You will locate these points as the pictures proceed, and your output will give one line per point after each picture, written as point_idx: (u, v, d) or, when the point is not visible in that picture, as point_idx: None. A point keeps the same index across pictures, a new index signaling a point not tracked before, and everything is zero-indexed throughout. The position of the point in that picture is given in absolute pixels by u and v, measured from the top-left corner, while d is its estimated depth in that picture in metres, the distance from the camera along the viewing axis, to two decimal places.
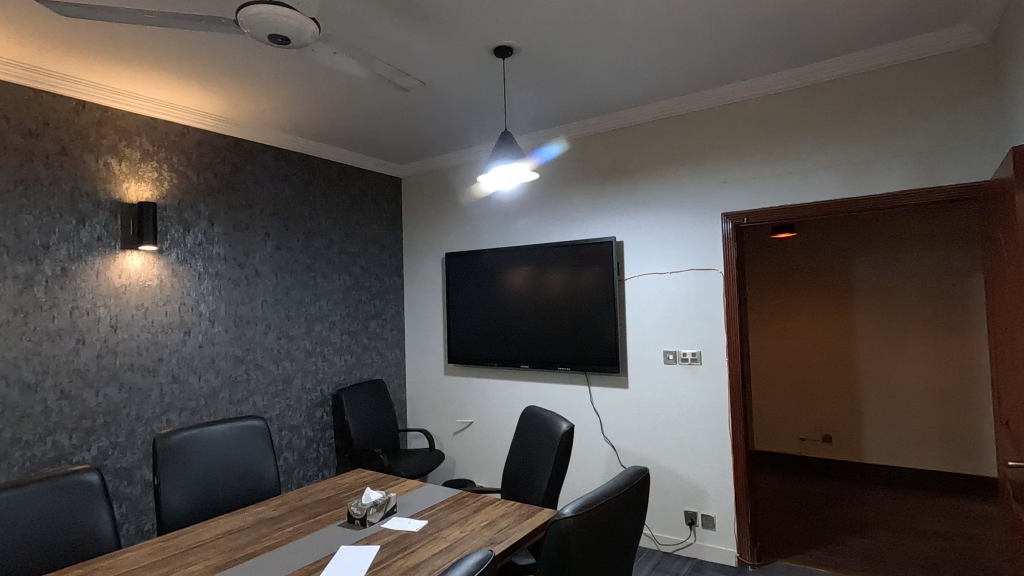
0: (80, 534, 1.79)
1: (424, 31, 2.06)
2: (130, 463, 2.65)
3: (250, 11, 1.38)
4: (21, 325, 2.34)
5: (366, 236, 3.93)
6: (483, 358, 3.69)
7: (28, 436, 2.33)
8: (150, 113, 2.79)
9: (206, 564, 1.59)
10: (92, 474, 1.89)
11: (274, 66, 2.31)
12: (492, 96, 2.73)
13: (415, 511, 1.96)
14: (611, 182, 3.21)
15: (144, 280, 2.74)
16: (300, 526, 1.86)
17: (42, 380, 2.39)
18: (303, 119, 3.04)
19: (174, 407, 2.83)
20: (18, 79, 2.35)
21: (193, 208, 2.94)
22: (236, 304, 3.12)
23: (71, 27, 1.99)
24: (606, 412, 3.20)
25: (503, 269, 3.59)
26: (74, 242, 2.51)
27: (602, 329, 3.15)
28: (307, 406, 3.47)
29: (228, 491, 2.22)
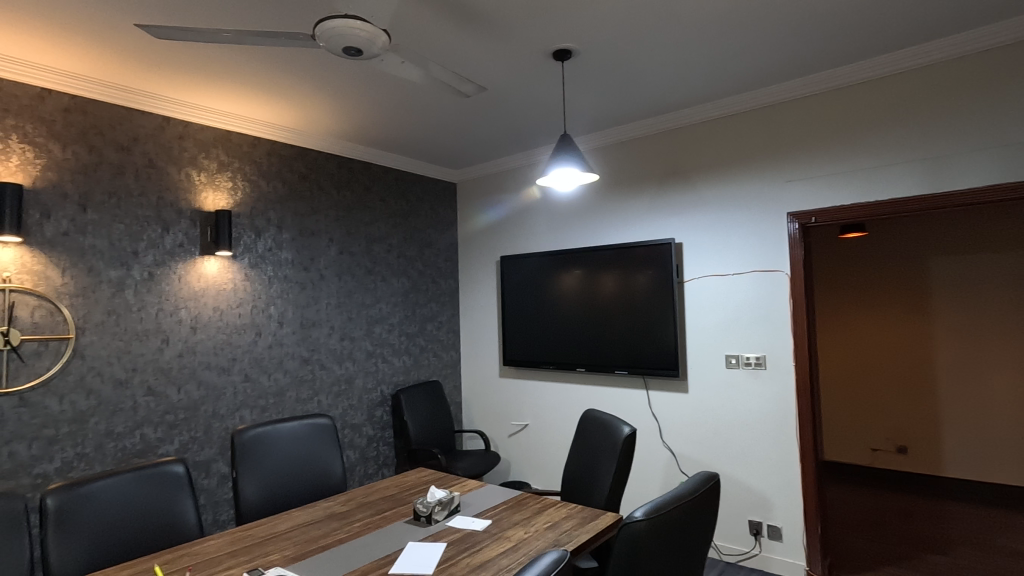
0: (169, 521, 1.91)
1: (484, 38, 2.10)
2: (208, 457, 2.81)
3: (326, 26, 1.45)
4: (114, 325, 2.53)
5: (423, 240, 4.02)
6: (538, 360, 3.69)
7: (119, 429, 2.51)
8: (226, 126, 2.96)
9: (283, 554, 1.67)
10: (176, 466, 2.01)
11: (341, 76, 2.40)
12: (550, 99, 2.74)
13: (478, 511, 1.99)
14: (669, 183, 3.16)
15: (220, 284, 2.90)
16: (368, 521, 1.92)
17: (131, 377, 2.57)
18: (365, 127, 3.14)
19: (246, 405, 2.97)
20: (111, 97, 2.54)
21: (264, 215, 3.09)
22: (302, 307, 3.26)
23: (159, 48, 2.13)
24: (665, 417, 3.14)
25: (558, 271, 3.59)
26: (160, 248, 2.69)
27: (660, 331, 3.10)
28: (367, 406, 3.57)
29: (298, 485, 2.31)
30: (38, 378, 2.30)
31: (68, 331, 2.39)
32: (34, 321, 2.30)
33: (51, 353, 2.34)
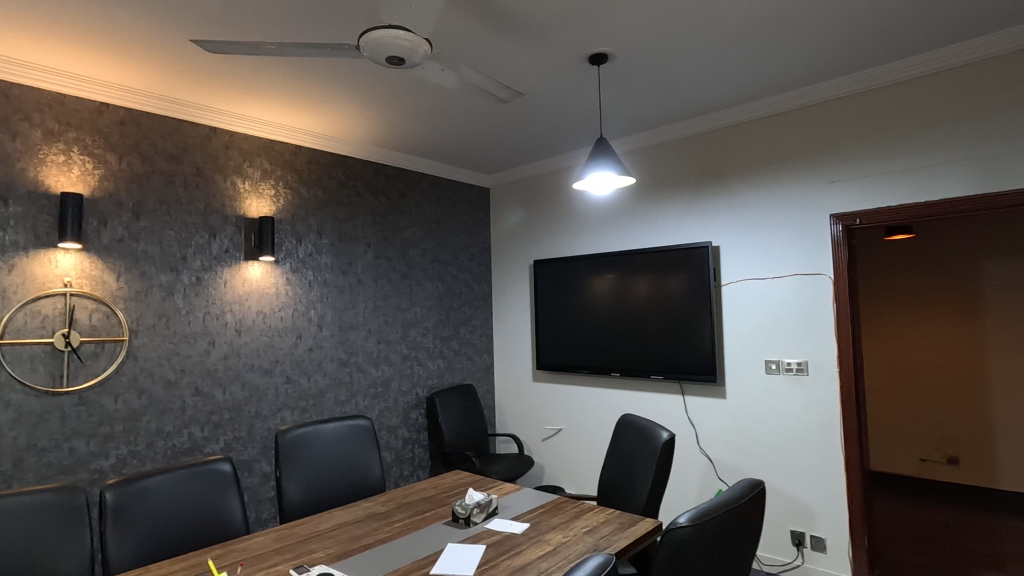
0: (217, 517, 1.97)
1: (520, 44, 2.12)
2: (250, 457, 2.89)
3: (370, 36, 1.48)
4: (164, 328, 2.63)
5: (457, 245, 4.07)
6: (572, 365, 3.68)
7: (168, 427, 2.61)
8: (269, 135, 3.05)
9: (327, 552, 1.71)
10: (224, 464, 2.08)
11: (380, 84, 2.45)
12: (585, 103, 2.74)
13: (515, 514, 1.99)
14: (705, 185, 3.12)
15: (263, 288, 2.99)
16: (408, 522, 1.95)
17: (180, 377, 2.67)
18: (402, 134, 3.19)
19: (287, 406, 3.05)
20: (162, 109, 2.65)
21: (304, 222, 3.18)
22: (340, 310, 3.33)
23: (207, 61, 2.22)
24: (702, 424, 3.09)
25: (592, 275, 3.58)
26: (207, 254, 2.79)
27: (696, 336, 3.05)
28: (403, 408, 3.62)
29: (338, 485, 2.36)
30: (95, 378, 2.41)
31: (122, 333, 2.50)
32: (91, 324, 2.42)
33: (107, 354, 2.46)
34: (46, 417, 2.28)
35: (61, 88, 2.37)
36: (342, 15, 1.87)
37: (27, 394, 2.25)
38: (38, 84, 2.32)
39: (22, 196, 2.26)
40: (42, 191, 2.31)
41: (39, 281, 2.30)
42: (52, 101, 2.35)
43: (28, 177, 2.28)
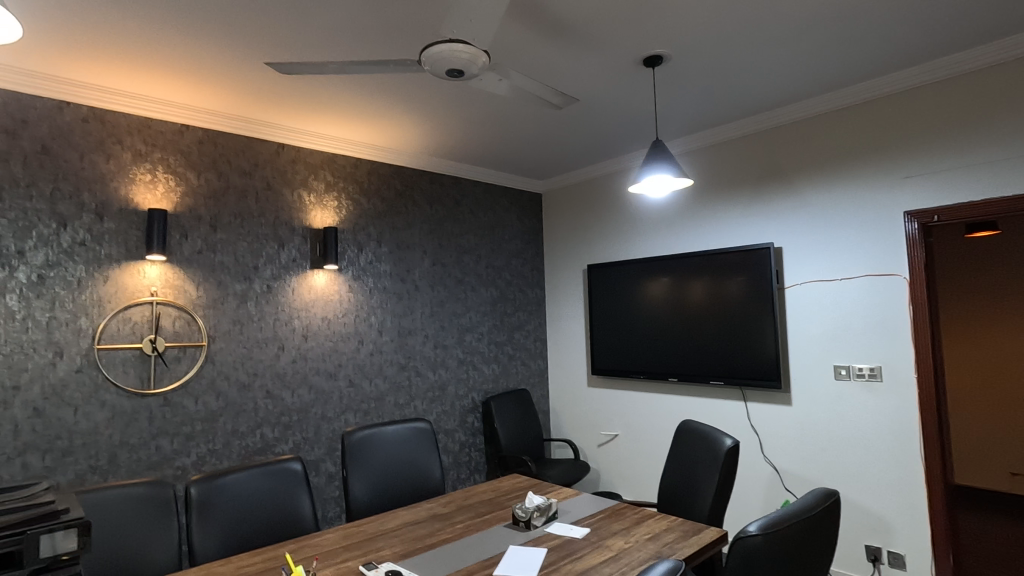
0: (289, 514, 2.07)
1: (575, 50, 2.13)
2: (317, 457, 3.02)
3: (432, 51, 1.54)
4: (239, 334, 2.79)
5: (510, 251, 4.11)
6: (628, 370, 3.63)
7: (243, 428, 2.76)
8: (332, 149, 3.19)
9: (394, 551, 1.76)
10: (295, 463, 2.18)
11: (436, 97, 2.52)
12: (639, 105, 2.72)
13: (576, 519, 1.99)
14: (766, 185, 3.03)
15: (327, 295, 3.12)
16: (469, 524, 1.98)
17: (253, 381, 2.82)
18: (457, 143, 3.26)
19: (351, 408, 3.17)
20: (235, 128, 2.82)
21: (365, 231, 3.30)
22: (399, 316, 3.43)
23: (276, 82, 2.35)
24: (766, 431, 2.98)
25: (647, 278, 3.53)
26: (277, 263, 2.95)
27: (759, 340, 2.95)
28: (459, 412, 3.69)
29: (401, 486, 2.43)
30: (178, 381, 2.59)
31: (201, 339, 2.67)
32: (175, 330, 2.60)
33: (188, 358, 2.63)
34: (136, 417, 2.47)
35: (147, 113, 2.57)
36: (403, 31, 1.94)
37: (120, 395, 2.44)
38: (127, 110, 2.52)
39: (115, 213, 2.47)
40: (132, 208, 2.51)
41: (129, 290, 2.49)
42: (140, 125, 2.56)
43: (120, 195, 2.49)
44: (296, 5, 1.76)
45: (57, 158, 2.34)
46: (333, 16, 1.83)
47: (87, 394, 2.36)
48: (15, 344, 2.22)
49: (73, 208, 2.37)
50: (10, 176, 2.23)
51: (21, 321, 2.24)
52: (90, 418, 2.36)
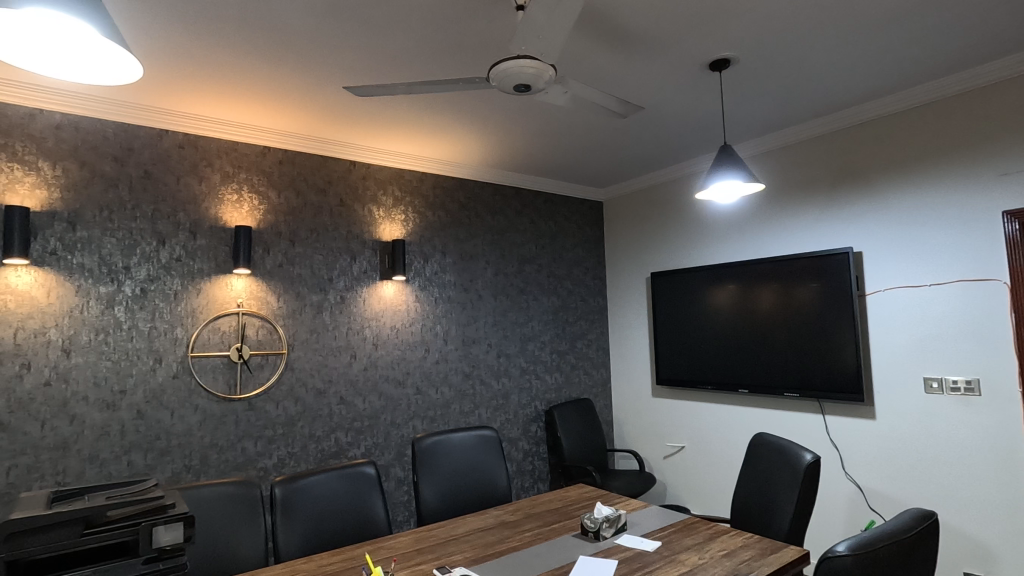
0: (364, 517, 2.15)
1: (638, 58, 2.12)
2: (387, 462, 3.12)
3: (500, 68, 1.58)
4: (315, 342, 2.94)
5: (571, 260, 4.11)
6: (695, 381, 3.54)
7: (319, 432, 2.90)
8: (400, 165, 3.32)
9: (465, 556, 1.80)
10: (369, 467, 2.27)
11: (500, 110, 2.58)
12: (704, 110, 2.67)
13: (645, 531, 1.96)
14: (843, 187, 2.89)
15: (396, 305, 3.24)
16: (538, 532, 1.99)
17: (328, 387, 2.96)
18: (519, 154, 3.31)
19: (418, 415, 3.26)
20: (311, 149, 2.99)
21: (430, 243, 3.40)
22: (464, 325, 3.50)
23: (348, 104, 2.48)
24: (847, 447, 2.82)
25: (714, 286, 3.44)
26: (349, 275, 3.09)
27: (837, 351, 2.81)
28: (523, 420, 3.71)
29: (468, 492, 2.47)
30: (261, 387, 2.75)
31: (282, 347, 2.83)
32: (258, 339, 2.77)
33: (270, 365, 2.79)
34: (224, 420, 2.64)
35: (233, 137, 2.77)
36: (469, 50, 2.00)
37: (211, 399, 2.62)
38: (216, 135, 2.73)
39: (205, 230, 2.67)
40: (221, 225, 2.71)
41: (219, 302, 2.68)
42: (228, 149, 2.76)
43: (210, 214, 2.69)
44: (370, 31, 1.86)
45: (157, 181, 2.57)
46: (403, 39, 1.91)
47: (182, 398, 2.56)
48: (122, 352, 2.44)
49: (171, 227, 2.58)
50: (118, 199, 2.47)
51: (126, 330, 2.46)
52: (184, 420, 2.55)
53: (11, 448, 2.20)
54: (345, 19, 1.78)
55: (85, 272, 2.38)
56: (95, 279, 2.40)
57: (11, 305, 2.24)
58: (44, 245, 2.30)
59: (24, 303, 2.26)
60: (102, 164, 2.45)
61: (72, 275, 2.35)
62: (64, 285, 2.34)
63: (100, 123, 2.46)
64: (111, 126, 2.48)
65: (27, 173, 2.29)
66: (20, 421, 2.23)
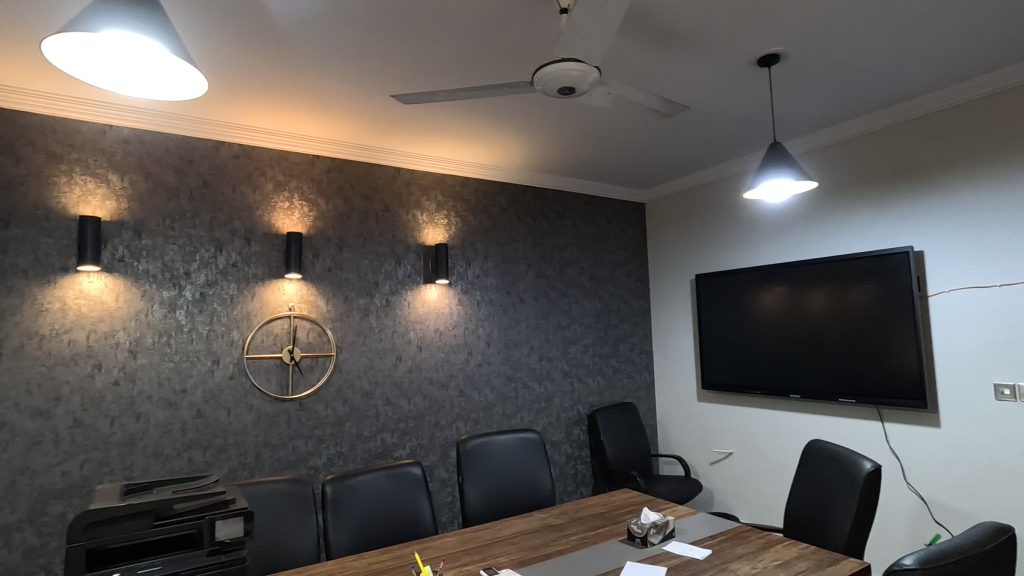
0: (411, 516, 2.19)
1: (683, 57, 2.09)
2: (431, 463, 3.16)
3: (543, 72, 1.57)
4: (362, 344, 3.01)
5: (613, 262, 4.08)
6: (742, 385, 3.44)
7: (366, 433, 2.97)
8: (442, 170, 3.37)
9: (511, 558, 1.80)
10: (415, 467, 2.30)
11: (541, 114, 2.58)
12: (752, 108, 2.61)
13: (694, 539, 1.92)
14: (902, 183, 2.76)
15: (439, 308, 3.28)
16: (583, 536, 1.98)
17: (374, 389, 3.02)
18: (560, 157, 3.31)
19: (462, 417, 3.29)
20: (357, 156, 3.07)
21: (473, 247, 3.44)
22: (506, 328, 3.52)
23: (393, 112, 2.53)
24: (909, 456, 2.68)
25: (762, 288, 3.34)
26: (394, 278, 3.15)
27: (896, 355, 2.67)
28: (565, 423, 3.69)
29: (512, 495, 2.48)
30: (311, 388, 2.84)
31: (330, 349, 2.91)
32: (308, 341, 2.86)
33: (320, 367, 2.88)
34: (277, 419, 2.74)
35: (284, 147, 2.87)
36: (513, 55, 2.02)
37: (264, 400, 2.72)
38: (268, 145, 2.84)
39: (259, 237, 2.78)
40: (273, 232, 2.82)
41: (272, 306, 2.79)
42: (279, 159, 2.87)
43: (264, 221, 2.80)
44: (415, 40, 1.90)
45: (214, 191, 2.69)
46: (448, 46, 1.94)
47: (237, 398, 2.66)
48: (183, 354, 2.57)
49: (227, 234, 2.70)
50: (179, 209, 2.60)
51: (187, 333, 2.58)
52: (240, 419, 2.66)
53: (84, 443, 2.34)
54: (392, 28, 1.82)
55: (149, 277, 2.52)
56: (159, 284, 2.53)
57: (84, 309, 2.39)
58: (113, 253, 2.45)
59: (96, 307, 2.41)
60: (165, 175, 2.58)
61: (138, 281, 2.49)
62: (131, 289, 2.48)
63: (163, 137, 2.60)
64: (173, 139, 2.62)
65: (99, 186, 2.44)
66: (92, 418, 2.37)
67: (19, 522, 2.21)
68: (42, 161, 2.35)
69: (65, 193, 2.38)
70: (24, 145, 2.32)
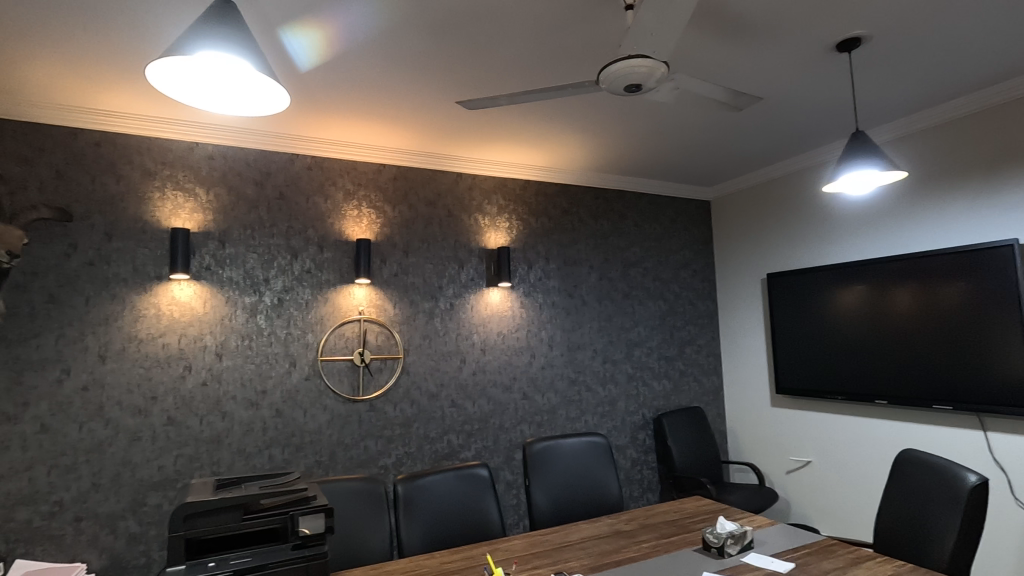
0: (479, 518, 2.21)
1: (754, 47, 2.01)
2: (497, 464, 3.18)
3: (610, 70, 1.54)
4: (428, 347, 3.08)
5: (678, 262, 3.97)
6: (821, 390, 3.25)
7: (432, 434, 3.03)
8: (503, 174, 3.39)
9: (582, 563, 1.78)
10: (482, 469, 2.32)
11: (604, 113, 2.55)
12: (829, 96, 2.47)
13: (775, 551, 1.82)
14: (1004, 170, 2.53)
15: (502, 311, 3.30)
16: (656, 544, 1.92)
17: (440, 391, 3.08)
18: (623, 157, 3.26)
19: (525, 420, 3.29)
20: (421, 163, 3.15)
21: (534, 249, 3.44)
22: (569, 331, 3.49)
23: (458, 118, 2.58)
24: (1017, 469, 2.45)
25: (841, 286, 3.15)
26: (458, 282, 3.20)
27: (999, 359, 2.45)
28: (631, 427, 3.62)
29: (579, 499, 2.45)
30: (381, 390, 2.92)
31: (398, 352, 2.99)
32: (377, 344, 2.95)
33: (389, 369, 2.96)
34: (349, 419, 2.84)
35: (352, 157, 2.98)
36: (577, 55, 2.00)
37: (337, 400, 2.83)
38: (338, 156, 2.96)
39: (331, 244, 2.90)
40: (344, 239, 2.93)
41: (343, 310, 2.89)
42: (348, 168, 2.98)
43: (335, 229, 2.91)
44: (479, 46, 1.92)
45: (290, 201, 2.83)
46: (512, 50, 1.96)
47: (313, 398, 2.78)
48: (263, 356, 2.71)
49: (302, 242, 2.83)
50: (258, 219, 2.76)
51: (267, 336, 2.72)
52: (315, 419, 2.77)
53: (177, 439, 2.52)
54: (456, 35, 1.85)
55: (233, 284, 2.68)
56: (241, 290, 2.69)
57: (176, 314, 2.57)
58: (201, 262, 2.62)
59: (186, 313, 2.58)
60: (246, 188, 2.74)
61: (222, 288, 2.66)
62: (216, 296, 2.64)
63: (243, 152, 2.76)
64: (253, 154, 2.78)
65: (187, 200, 2.63)
66: (184, 416, 2.54)
67: (122, 511, 2.40)
68: (138, 178, 2.55)
69: (159, 208, 2.57)
70: (123, 163, 2.53)
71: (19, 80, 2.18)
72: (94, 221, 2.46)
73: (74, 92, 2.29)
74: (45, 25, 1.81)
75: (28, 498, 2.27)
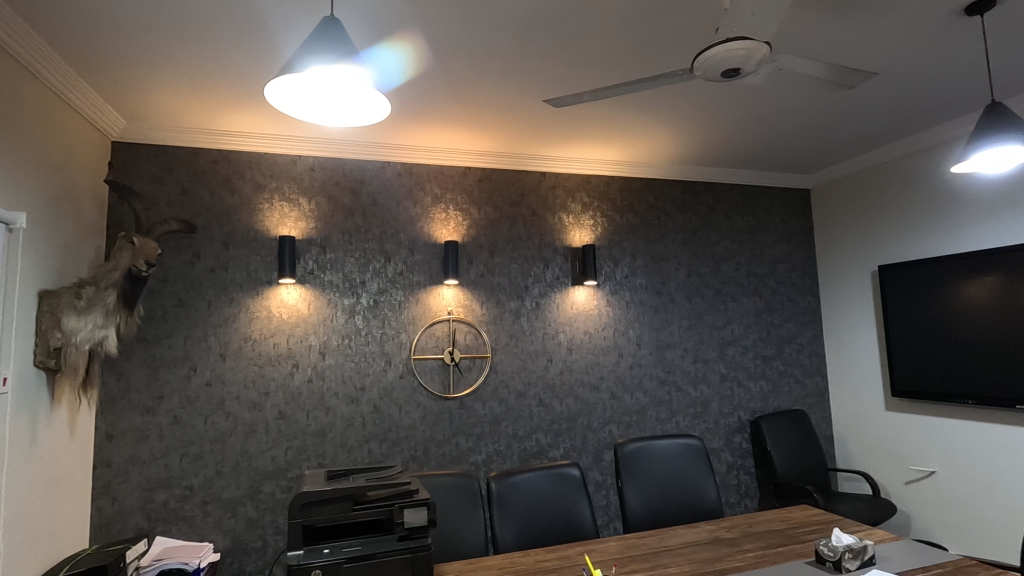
0: (572, 517, 2.19)
1: (865, 18, 1.85)
2: (585, 464, 3.15)
3: (706, 56, 1.47)
4: (515, 346, 3.10)
5: (774, 256, 3.74)
6: (945, 393, 2.93)
7: (521, 433, 3.05)
8: (587, 171, 3.35)
9: (683, 569, 1.72)
10: (574, 469, 2.31)
11: (696, 102, 2.45)
12: (955, 65, 2.22)
13: (902, 569, 1.66)
14: None
15: (588, 310, 3.27)
16: (763, 554, 1.82)
17: (528, 390, 3.10)
18: (714, 147, 3.11)
19: (614, 420, 3.24)
20: (505, 164, 3.18)
21: (620, 247, 3.37)
22: (657, 329, 3.39)
23: (544, 117, 2.58)
24: None
25: (968, 277, 2.83)
26: (543, 281, 3.20)
27: None
28: (725, 430, 3.46)
29: (675, 502, 2.37)
30: (471, 387, 2.99)
31: (487, 351, 3.04)
32: (466, 343, 3.01)
33: (477, 368, 3.02)
34: (441, 416, 2.93)
35: (439, 162, 3.07)
36: (668, 43, 1.93)
37: (430, 398, 2.92)
38: (426, 161, 3.05)
39: (421, 247, 3.00)
40: (433, 241, 3.02)
41: (433, 310, 2.98)
42: (436, 173, 3.07)
43: (425, 232, 3.01)
44: (565, 43, 1.92)
45: (382, 207, 2.96)
46: (600, 44, 1.93)
47: (407, 396, 2.89)
48: (361, 355, 2.85)
49: (394, 245, 2.95)
50: (355, 225, 2.90)
51: (364, 336, 2.86)
52: (409, 415, 2.88)
53: (287, 432, 2.70)
54: (544, 35, 1.85)
55: (333, 288, 2.84)
56: (340, 293, 2.85)
57: (285, 316, 2.76)
58: (305, 267, 2.80)
59: (293, 315, 2.77)
60: (342, 197, 2.90)
61: (325, 291, 2.83)
62: (320, 299, 2.81)
63: (340, 162, 2.92)
64: (348, 164, 2.93)
65: (292, 209, 2.82)
66: (292, 411, 2.73)
67: (242, 497, 2.61)
68: (250, 192, 2.77)
69: (268, 217, 2.78)
70: (237, 178, 2.76)
71: (150, 107, 2.43)
72: (213, 232, 2.70)
73: (196, 115, 2.53)
74: (175, 56, 2.01)
75: (164, 481, 2.53)
